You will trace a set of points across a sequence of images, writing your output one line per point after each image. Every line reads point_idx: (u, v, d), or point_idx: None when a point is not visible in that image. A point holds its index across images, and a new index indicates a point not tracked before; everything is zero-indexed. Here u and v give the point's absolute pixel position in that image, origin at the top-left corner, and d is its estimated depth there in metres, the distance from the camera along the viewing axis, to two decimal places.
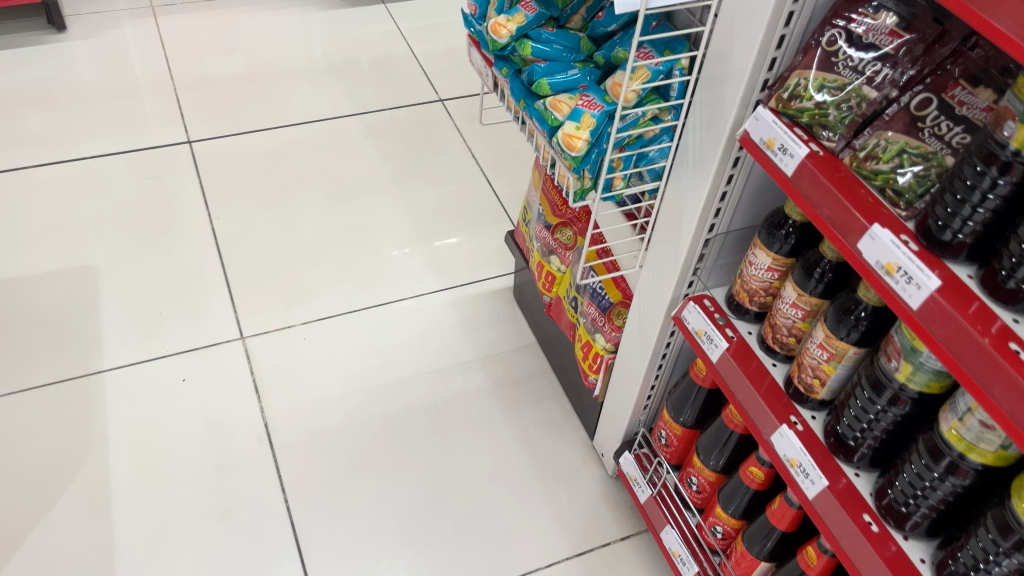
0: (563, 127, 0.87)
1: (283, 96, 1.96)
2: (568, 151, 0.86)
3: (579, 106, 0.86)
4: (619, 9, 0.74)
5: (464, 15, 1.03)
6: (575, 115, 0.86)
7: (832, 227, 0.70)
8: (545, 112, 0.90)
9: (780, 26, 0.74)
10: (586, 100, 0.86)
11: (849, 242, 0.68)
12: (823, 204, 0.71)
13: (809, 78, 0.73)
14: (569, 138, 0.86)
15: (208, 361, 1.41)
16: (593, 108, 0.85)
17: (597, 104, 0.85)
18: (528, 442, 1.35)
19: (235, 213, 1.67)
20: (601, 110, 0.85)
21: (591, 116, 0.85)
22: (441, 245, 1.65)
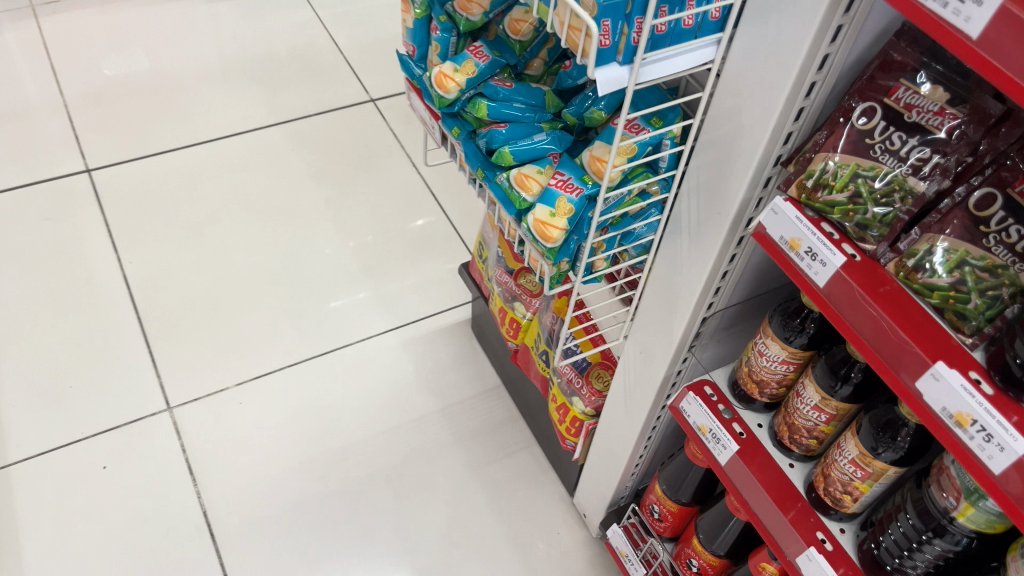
0: (534, 211, 0.72)
1: (193, 107, 1.75)
2: (542, 242, 0.72)
3: (552, 187, 0.71)
4: (602, 88, 0.59)
5: (401, 57, 0.87)
6: (547, 200, 0.71)
7: (882, 357, 0.57)
8: (511, 189, 0.75)
9: (801, 98, 0.60)
10: (561, 179, 0.72)
11: (907, 380, 0.56)
12: (867, 328, 0.58)
13: (838, 163, 0.60)
14: (541, 227, 0.71)
15: (131, 441, 1.25)
16: (571, 190, 0.70)
17: (575, 186, 0.71)
18: (501, 504, 1.23)
19: (149, 255, 1.48)
20: (580, 194, 0.70)
21: (567, 201, 0.70)
22: (387, 276, 1.49)
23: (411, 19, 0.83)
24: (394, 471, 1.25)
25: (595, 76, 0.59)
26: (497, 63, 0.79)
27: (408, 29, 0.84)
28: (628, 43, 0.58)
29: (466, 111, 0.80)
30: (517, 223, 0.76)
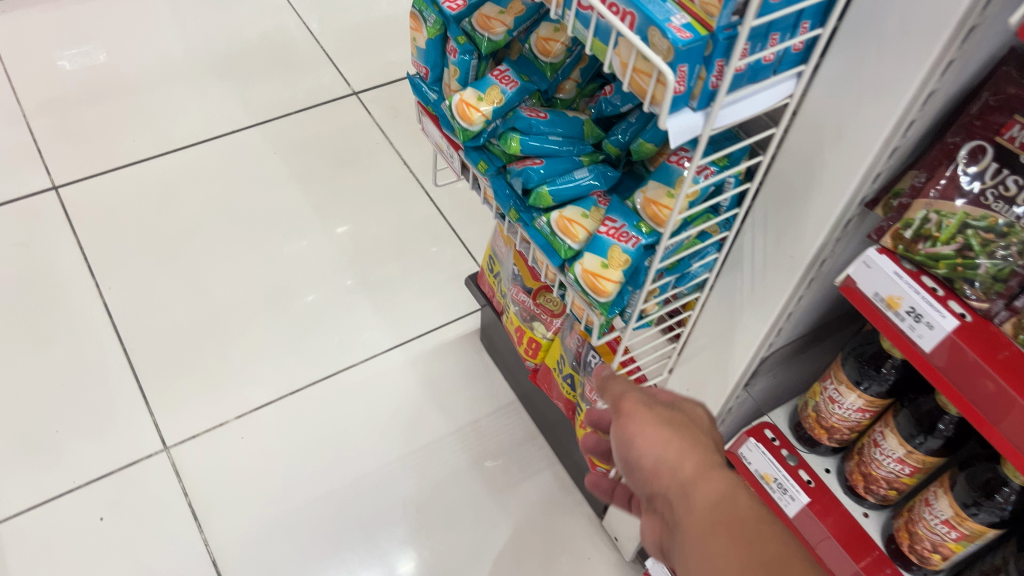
0: (582, 261, 0.65)
1: (163, 111, 1.63)
2: (595, 296, 0.64)
3: (603, 235, 0.64)
4: (674, 139, 0.51)
5: (412, 80, 0.78)
6: (598, 249, 0.64)
7: (991, 421, 0.51)
8: (553, 236, 0.67)
9: (900, 136, 0.51)
10: (613, 227, 0.64)
11: (1007, 431, 0.50)
12: (972, 387, 0.51)
13: (945, 213, 0.52)
14: (591, 280, 0.64)
15: (127, 486, 1.16)
16: (625, 240, 0.63)
17: (630, 234, 0.63)
18: (528, 531, 1.16)
19: (129, 278, 1.38)
20: (637, 245, 0.62)
21: (622, 251, 0.62)
22: (386, 287, 1.41)
23: (424, 39, 0.74)
24: (412, 501, 1.18)
25: (667, 127, 0.51)
26: (527, 89, 0.70)
27: (420, 49, 0.76)
28: (704, 89, 0.50)
29: (494, 143, 0.72)
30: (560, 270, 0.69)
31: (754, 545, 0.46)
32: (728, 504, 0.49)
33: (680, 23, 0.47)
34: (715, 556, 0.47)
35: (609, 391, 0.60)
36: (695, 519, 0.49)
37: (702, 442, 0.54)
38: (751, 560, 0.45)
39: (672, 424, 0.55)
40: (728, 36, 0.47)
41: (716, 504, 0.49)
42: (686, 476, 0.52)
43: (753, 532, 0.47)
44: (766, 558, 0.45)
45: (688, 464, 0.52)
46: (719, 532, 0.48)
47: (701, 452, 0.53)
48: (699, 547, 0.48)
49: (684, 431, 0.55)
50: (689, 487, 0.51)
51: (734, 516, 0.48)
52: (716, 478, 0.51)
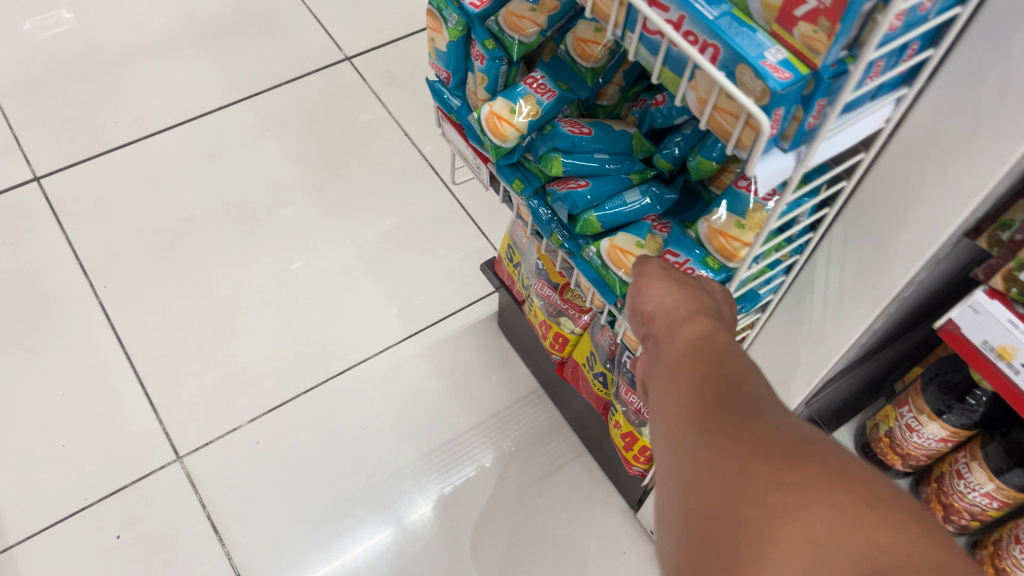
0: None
1: (145, 88, 1.53)
2: None
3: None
4: (761, 187, 0.44)
5: (433, 85, 0.71)
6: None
7: None
8: (604, 267, 0.61)
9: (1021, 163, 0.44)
10: (674, 262, 0.57)
11: None
12: None
13: None
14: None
15: (141, 501, 1.10)
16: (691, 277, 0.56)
17: (696, 272, 0.56)
18: (561, 526, 1.12)
19: (125, 276, 1.30)
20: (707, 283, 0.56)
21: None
22: (395, 273, 1.34)
23: (444, 42, 0.66)
24: (441, 501, 1.14)
25: (755, 173, 0.44)
26: (565, 99, 0.63)
27: (439, 52, 0.68)
28: (799, 130, 0.43)
29: (529, 159, 0.65)
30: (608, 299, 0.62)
31: (719, 371, 0.43)
32: (708, 339, 0.45)
33: (776, 61, 0.40)
34: (679, 381, 0.44)
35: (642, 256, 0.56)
36: (673, 353, 0.46)
37: (708, 297, 0.50)
38: (709, 381, 0.42)
39: (682, 281, 0.51)
40: (834, 74, 0.40)
41: (696, 338, 0.46)
42: (676, 318, 0.49)
43: (725, 363, 0.43)
44: (727, 380, 0.42)
45: (682, 309, 0.49)
46: (689, 361, 0.44)
47: (702, 303, 0.49)
48: (669, 376, 0.45)
49: (693, 287, 0.51)
50: (677, 328, 0.48)
51: (710, 348, 0.45)
52: (704, 322, 0.47)
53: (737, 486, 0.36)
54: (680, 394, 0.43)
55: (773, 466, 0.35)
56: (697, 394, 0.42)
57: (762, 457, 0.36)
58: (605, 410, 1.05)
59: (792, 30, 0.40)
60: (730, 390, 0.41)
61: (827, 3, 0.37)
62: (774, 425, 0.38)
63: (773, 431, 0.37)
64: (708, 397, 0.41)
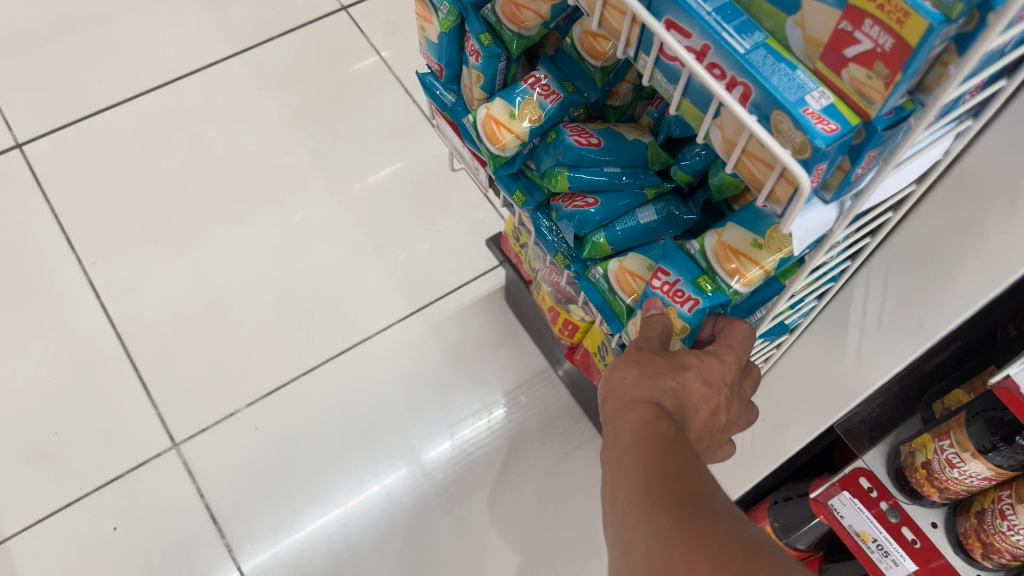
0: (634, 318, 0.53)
1: (129, 43, 1.44)
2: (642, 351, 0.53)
3: (654, 293, 0.51)
4: (797, 243, 0.38)
5: (425, 79, 0.64)
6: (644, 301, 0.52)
7: None
8: (609, 291, 0.56)
9: None
10: (665, 281, 0.50)
11: None
12: None
13: None
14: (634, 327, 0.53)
15: (138, 490, 1.07)
16: (680, 300, 0.50)
17: (686, 294, 0.49)
18: (569, 513, 1.08)
19: (116, 250, 1.25)
20: (694, 308, 0.49)
21: (677, 317, 0.50)
22: (396, 245, 1.28)
23: (435, 32, 0.58)
24: (445, 488, 1.10)
25: (790, 230, 0.37)
26: (572, 102, 0.56)
27: (429, 42, 0.60)
28: (843, 182, 0.36)
29: (530, 168, 0.59)
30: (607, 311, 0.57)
31: (666, 467, 0.39)
32: (651, 428, 0.41)
33: (819, 109, 0.33)
34: (624, 476, 0.40)
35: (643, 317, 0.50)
36: (617, 442, 0.42)
37: (669, 373, 0.45)
38: (654, 475, 0.39)
39: (642, 358, 0.46)
40: (890, 124, 0.33)
41: (640, 427, 0.42)
42: (620, 405, 0.44)
43: (669, 455, 0.40)
44: (676, 476, 0.38)
45: (629, 394, 0.44)
46: (632, 451, 0.41)
47: (658, 384, 0.44)
48: (615, 466, 0.42)
49: (655, 365, 0.45)
50: (621, 414, 0.44)
51: (653, 437, 0.41)
52: (650, 411, 0.42)
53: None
54: (628, 488, 0.40)
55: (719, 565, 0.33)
56: (644, 489, 0.39)
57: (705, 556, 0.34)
58: None
59: (840, 71, 0.33)
60: (675, 481, 0.38)
61: (886, 46, 0.30)
62: (716, 516, 0.36)
63: (714, 523, 0.35)
64: (655, 492, 0.38)
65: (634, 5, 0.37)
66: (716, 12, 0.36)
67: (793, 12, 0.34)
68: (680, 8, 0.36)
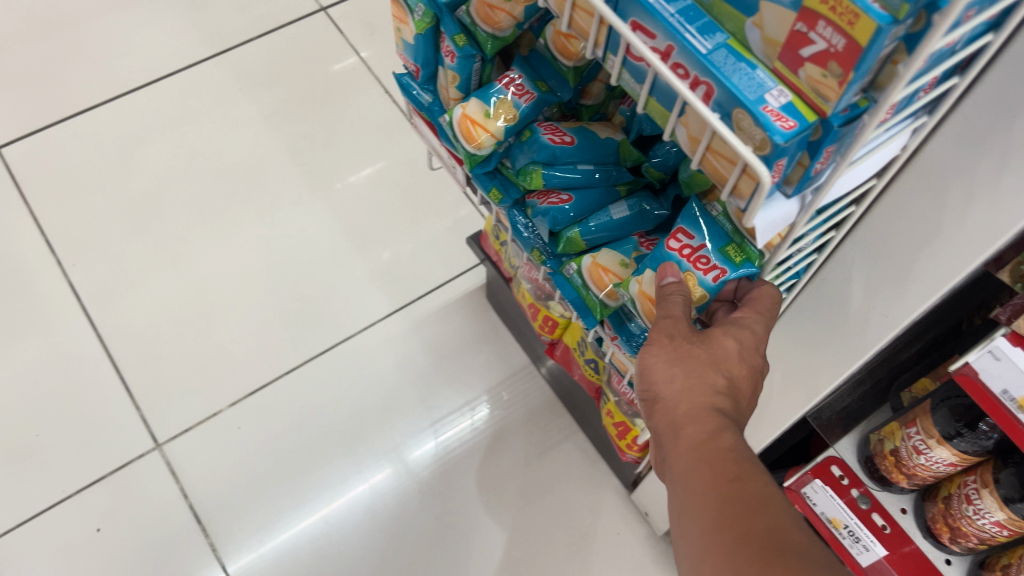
0: (639, 277, 0.52)
1: (105, 44, 1.44)
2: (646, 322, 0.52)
3: (673, 255, 0.50)
4: (761, 237, 0.40)
5: (401, 78, 0.65)
6: (663, 265, 0.50)
7: None
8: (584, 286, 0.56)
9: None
10: (688, 244, 0.49)
11: None
12: None
13: None
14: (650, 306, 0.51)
15: (121, 491, 1.07)
16: (703, 267, 0.48)
17: (713, 262, 0.48)
18: (552, 507, 1.09)
19: (95, 252, 1.25)
20: (720, 279, 0.48)
21: (698, 283, 0.49)
22: (378, 245, 1.29)
23: (411, 33, 0.59)
24: (430, 485, 1.11)
25: (754, 222, 0.39)
26: (545, 101, 0.57)
27: (406, 43, 0.61)
28: (803, 176, 0.37)
29: (506, 166, 0.61)
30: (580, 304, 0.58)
31: (734, 483, 0.42)
32: (714, 443, 0.44)
33: (778, 106, 0.34)
34: (692, 496, 0.43)
35: (660, 289, 0.48)
36: (681, 460, 0.45)
37: (715, 369, 0.47)
38: (723, 492, 0.42)
39: (684, 351, 0.47)
40: (845, 121, 0.34)
41: (703, 442, 0.44)
42: (678, 418, 0.47)
43: (736, 470, 0.42)
44: (744, 492, 0.41)
45: (684, 406, 0.47)
46: (698, 469, 0.44)
47: (710, 390, 0.47)
48: (681, 482, 0.44)
49: (700, 362, 0.47)
50: (679, 428, 0.46)
51: (718, 454, 0.43)
52: (712, 421, 0.45)
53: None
54: (698, 509, 0.42)
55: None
56: (715, 508, 0.41)
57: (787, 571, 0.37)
58: (599, 395, 0.98)
59: (797, 69, 0.34)
60: (746, 496, 0.41)
61: (839, 47, 0.31)
62: (790, 529, 0.39)
63: (788, 537, 0.39)
64: (730, 511, 0.41)
65: (601, 7, 0.38)
66: (679, 13, 0.37)
67: (752, 13, 0.35)
68: (644, 9, 0.37)
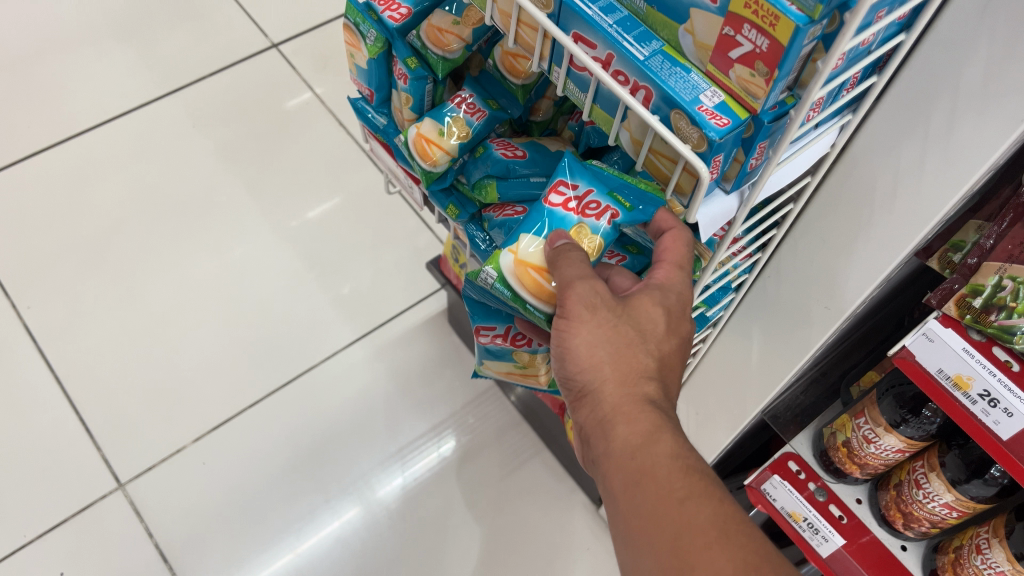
0: (514, 247, 0.53)
1: (54, 85, 1.44)
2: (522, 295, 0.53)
3: (558, 216, 0.53)
4: (703, 231, 0.42)
5: (355, 102, 0.67)
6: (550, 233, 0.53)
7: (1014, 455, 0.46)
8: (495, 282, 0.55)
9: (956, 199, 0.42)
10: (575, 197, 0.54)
11: None
12: (1006, 423, 0.46)
13: None
14: (533, 275, 0.52)
15: (84, 533, 1.06)
16: (593, 214, 0.53)
17: (603, 206, 0.53)
18: (522, 525, 1.10)
19: (51, 293, 1.24)
20: (613, 220, 0.52)
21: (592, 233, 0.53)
22: (337, 274, 1.30)
23: (364, 59, 0.61)
24: (399, 510, 1.11)
25: (698, 218, 0.42)
26: (496, 119, 0.60)
27: (359, 69, 0.63)
28: (740, 171, 0.40)
29: (462, 183, 0.63)
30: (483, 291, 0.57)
31: (684, 504, 0.43)
32: (651, 449, 0.45)
33: (712, 106, 0.37)
34: (634, 511, 0.44)
35: (553, 251, 0.50)
36: (620, 472, 0.46)
37: (641, 349, 0.49)
38: (670, 513, 0.43)
39: (608, 330, 0.48)
40: (774, 117, 0.37)
41: (639, 447, 0.46)
42: (607, 416, 0.48)
43: (683, 488, 0.44)
44: (692, 515, 0.42)
45: (614, 401, 0.48)
46: (638, 481, 0.45)
47: (638, 377, 0.48)
48: (621, 493, 0.46)
49: (625, 342, 0.48)
50: (611, 427, 0.47)
51: (660, 467, 0.44)
52: (644, 417, 0.47)
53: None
54: (643, 531, 0.44)
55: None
56: (665, 533, 0.43)
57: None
58: (562, 411, 0.99)
59: (728, 71, 0.37)
60: (701, 520, 0.42)
61: (763, 47, 0.34)
62: (753, 558, 0.41)
63: (751, 572, 0.40)
64: (679, 538, 0.42)
65: (544, 21, 0.41)
66: (617, 24, 0.40)
67: (684, 21, 0.38)
68: (584, 21, 0.40)
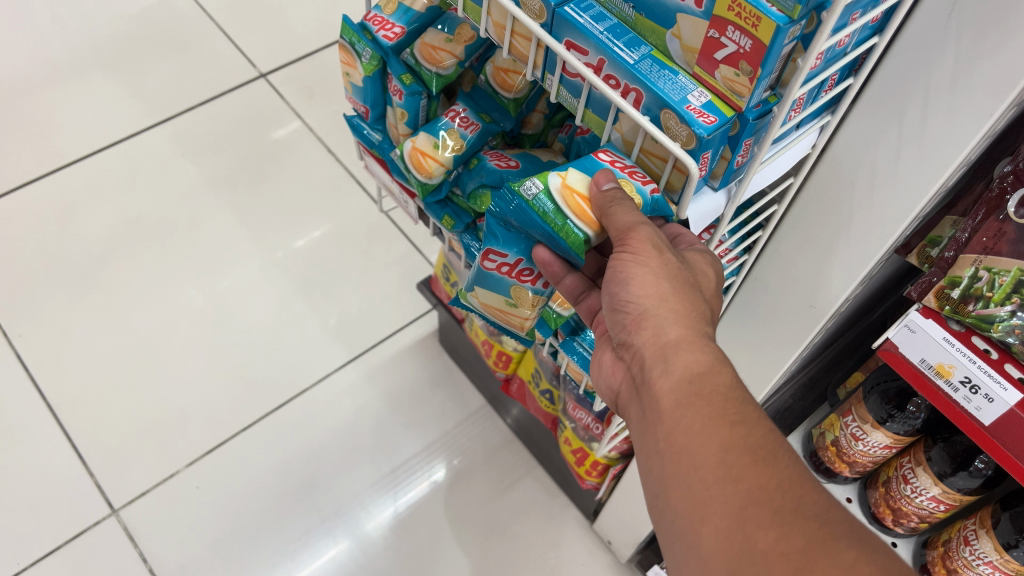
0: (563, 173, 0.48)
1: (44, 117, 1.45)
2: (563, 213, 0.47)
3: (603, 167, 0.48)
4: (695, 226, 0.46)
5: (351, 119, 0.69)
6: (596, 172, 0.47)
7: (1000, 442, 0.47)
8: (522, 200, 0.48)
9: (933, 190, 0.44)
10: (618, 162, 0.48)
11: (1008, 445, 0.47)
12: (988, 412, 0.47)
13: (1007, 271, 0.45)
14: (579, 201, 0.47)
15: (77, 560, 1.05)
16: (639, 178, 0.47)
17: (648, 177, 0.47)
18: (516, 542, 1.10)
19: (42, 320, 1.24)
20: (656, 192, 0.46)
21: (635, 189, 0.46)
22: (328, 297, 1.31)
23: (360, 76, 0.63)
24: (394, 529, 1.11)
25: (687, 214, 0.46)
26: (490, 131, 0.62)
27: (355, 87, 0.65)
28: (728, 168, 0.43)
29: (457, 195, 0.65)
30: (506, 210, 0.50)
31: (737, 427, 0.43)
32: (712, 380, 0.44)
33: (700, 105, 0.39)
34: (690, 433, 0.43)
35: (601, 196, 0.46)
36: (675, 400, 0.45)
37: (700, 295, 0.48)
38: (725, 434, 0.42)
39: (676, 269, 0.46)
40: (759, 114, 0.39)
41: (700, 376, 0.45)
42: (667, 343, 0.46)
43: (737, 414, 0.43)
44: (747, 440, 0.42)
45: (676, 333, 0.46)
46: (695, 406, 0.44)
47: (699, 317, 0.47)
48: (673, 417, 0.45)
49: (687, 283, 0.47)
50: (672, 355, 0.46)
51: (718, 395, 0.44)
52: (704, 354, 0.45)
53: (780, 558, 0.38)
54: (694, 453, 0.43)
55: (812, 532, 0.38)
56: (717, 450, 0.42)
57: (800, 525, 0.39)
58: (555, 426, 0.99)
59: (714, 73, 0.39)
60: (749, 442, 0.42)
61: (747, 47, 0.36)
62: (796, 476, 0.41)
63: (796, 489, 0.40)
64: (732, 453, 0.42)
65: (538, 31, 0.43)
66: (607, 31, 0.42)
67: (671, 26, 0.40)
68: (576, 29, 0.42)
